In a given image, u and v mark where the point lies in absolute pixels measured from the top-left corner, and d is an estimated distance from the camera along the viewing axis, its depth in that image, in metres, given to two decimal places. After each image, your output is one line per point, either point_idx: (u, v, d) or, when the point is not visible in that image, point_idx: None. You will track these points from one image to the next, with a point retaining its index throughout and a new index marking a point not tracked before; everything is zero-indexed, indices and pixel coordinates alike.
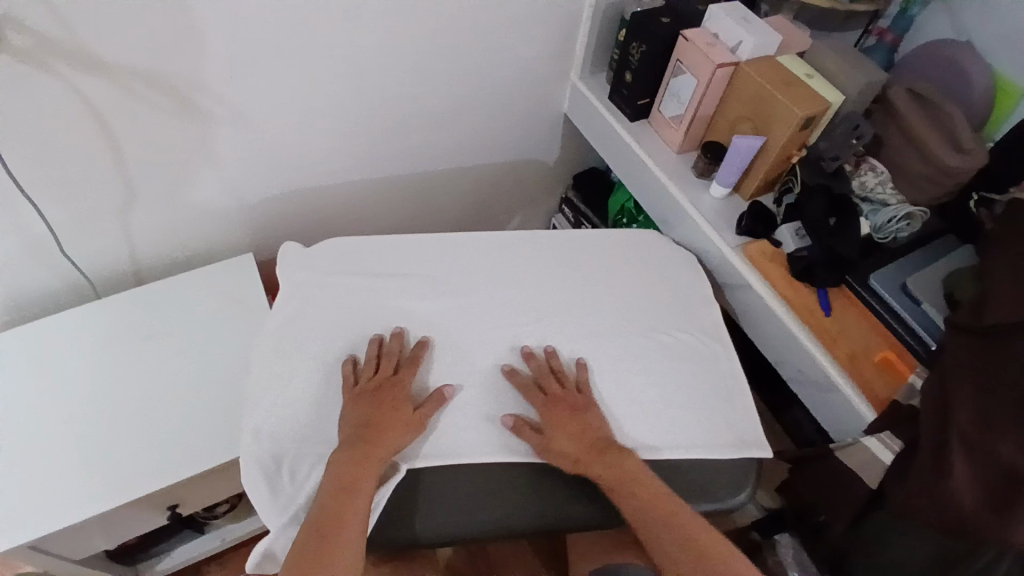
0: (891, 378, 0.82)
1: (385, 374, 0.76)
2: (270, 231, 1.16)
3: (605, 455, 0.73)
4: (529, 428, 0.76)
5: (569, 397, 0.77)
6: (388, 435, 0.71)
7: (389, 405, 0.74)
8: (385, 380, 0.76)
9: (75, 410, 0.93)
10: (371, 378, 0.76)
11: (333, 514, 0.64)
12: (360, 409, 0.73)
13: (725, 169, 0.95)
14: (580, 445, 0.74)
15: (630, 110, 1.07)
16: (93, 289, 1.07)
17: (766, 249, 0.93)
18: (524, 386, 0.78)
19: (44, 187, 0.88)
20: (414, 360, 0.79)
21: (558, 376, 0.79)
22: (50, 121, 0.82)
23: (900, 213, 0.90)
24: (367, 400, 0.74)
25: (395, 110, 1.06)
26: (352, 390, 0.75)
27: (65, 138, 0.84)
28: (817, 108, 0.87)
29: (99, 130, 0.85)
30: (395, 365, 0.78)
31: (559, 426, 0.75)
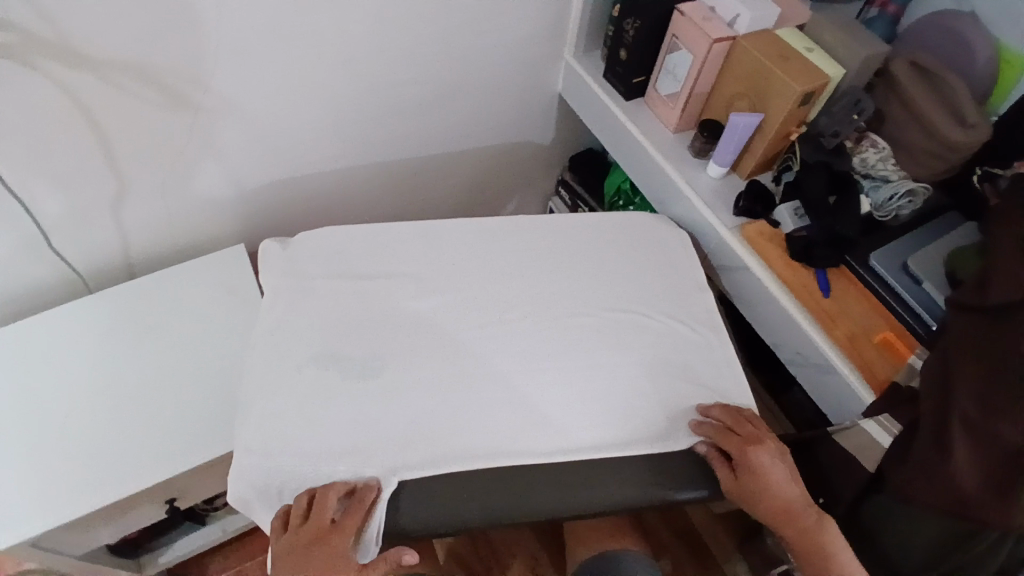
0: (891, 357, 0.81)
1: (315, 530, 0.68)
2: (263, 222, 1.14)
3: (805, 512, 0.73)
4: (723, 468, 0.75)
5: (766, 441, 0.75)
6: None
7: (324, 564, 0.68)
8: (319, 534, 0.68)
9: (71, 407, 0.92)
10: (304, 524, 0.69)
11: None
12: (289, 562, 0.68)
13: (722, 147, 0.93)
14: (776, 499, 0.73)
15: (625, 89, 1.04)
16: (85, 284, 1.06)
17: (765, 230, 0.90)
18: (719, 430, 0.76)
19: (30, 181, 0.87)
20: (358, 503, 0.69)
21: (743, 420, 0.78)
22: (30, 114, 0.80)
23: (901, 190, 0.89)
24: (296, 551, 0.68)
25: (384, 95, 1.04)
26: (283, 539, 0.69)
27: (48, 133, 0.83)
28: (816, 83, 0.85)
29: (83, 122, 0.84)
30: (333, 514, 0.69)
31: (762, 477, 0.73)
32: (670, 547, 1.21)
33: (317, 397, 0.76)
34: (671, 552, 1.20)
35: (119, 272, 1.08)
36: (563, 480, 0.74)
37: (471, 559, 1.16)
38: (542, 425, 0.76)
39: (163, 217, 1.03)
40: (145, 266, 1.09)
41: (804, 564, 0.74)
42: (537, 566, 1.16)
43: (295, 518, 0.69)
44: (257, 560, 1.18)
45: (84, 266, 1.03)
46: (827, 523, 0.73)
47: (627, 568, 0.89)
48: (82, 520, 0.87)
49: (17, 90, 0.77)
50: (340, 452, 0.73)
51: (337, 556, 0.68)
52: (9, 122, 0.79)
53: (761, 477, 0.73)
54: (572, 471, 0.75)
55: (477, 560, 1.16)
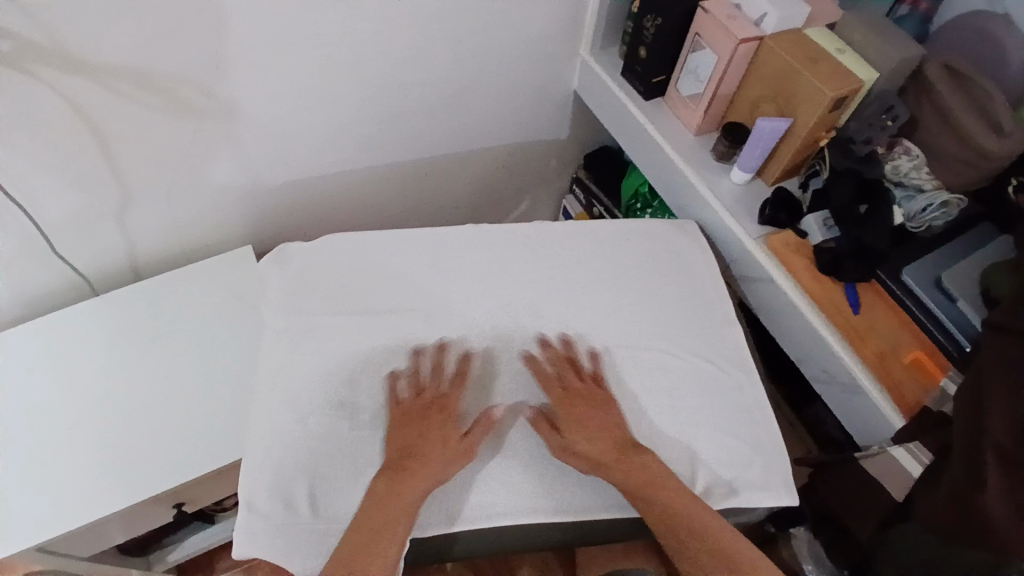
0: (923, 378, 0.77)
1: (426, 399, 0.75)
2: (271, 224, 1.12)
3: (627, 452, 0.72)
4: (547, 425, 0.74)
5: (587, 392, 0.77)
6: (427, 459, 0.70)
7: (435, 433, 0.72)
8: (426, 404, 0.74)
9: (79, 415, 0.91)
10: (416, 397, 0.75)
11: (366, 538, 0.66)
12: (401, 432, 0.72)
13: (748, 153, 0.88)
14: (602, 444, 0.72)
15: (644, 88, 1.00)
16: (91, 288, 1.04)
17: (791, 240, 0.86)
18: (543, 377, 0.77)
19: (32, 187, 0.85)
20: (460, 378, 0.77)
21: (578, 371, 0.78)
22: (32, 121, 0.78)
23: (936, 200, 0.84)
24: (408, 421, 0.73)
25: (392, 94, 1.00)
26: (395, 409, 0.75)
27: (49, 139, 0.81)
28: (849, 88, 0.80)
29: (86, 128, 0.82)
30: (440, 387, 0.76)
31: (576, 420, 0.74)
32: None
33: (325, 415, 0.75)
34: None
35: (125, 275, 1.06)
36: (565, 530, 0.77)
37: (481, 566, 1.15)
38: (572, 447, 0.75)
39: (169, 220, 1.00)
40: (152, 269, 1.08)
41: (665, 527, 0.70)
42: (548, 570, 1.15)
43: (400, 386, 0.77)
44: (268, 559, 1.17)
45: (90, 270, 1.01)
46: (652, 465, 0.71)
47: None
48: (91, 527, 0.86)
49: (18, 96, 0.75)
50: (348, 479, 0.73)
51: (447, 420, 0.73)
52: (10, 129, 0.77)
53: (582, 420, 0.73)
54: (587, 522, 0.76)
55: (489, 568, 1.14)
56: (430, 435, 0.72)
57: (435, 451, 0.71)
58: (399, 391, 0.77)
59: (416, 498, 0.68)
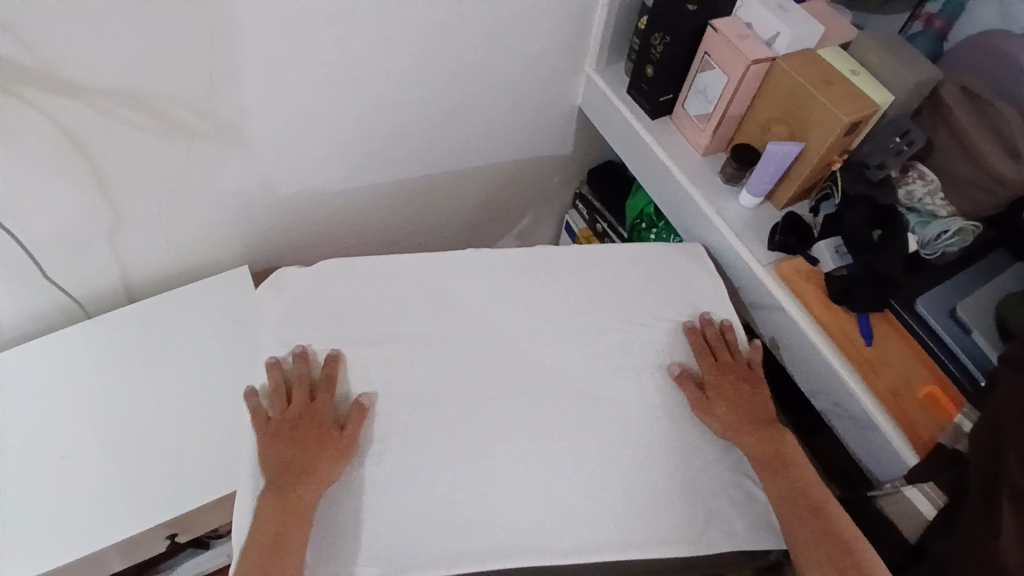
0: (935, 414, 0.75)
1: (296, 406, 0.75)
2: (268, 243, 1.09)
3: (767, 424, 0.77)
4: (692, 383, 0.79)
5: (738, 366, 0.81)
6: (314, 464, 0.70)
7: (313, 437, 0.72)
8: (299, 410, 0.74)
9: (72, 443, 0.90)
10: (288, 405, 0.75)
11: (271, 543, 0.66)
12: (278, 451, 0.72)
13: (758, 177, 0.86)
14: (736, 410, 0.77)
15: (651, 107, 0.97)
16: (85, 310, 1.02)
17: (802, 267, 0.84)
18: (697, 346, 0.82)
19: (23, 212, 0.83)
20: (329, 377, 0.77)
21: (731, 348, 0.83)
22: (21, 146, 0.76)
23: (952, 227, 0.82)
24: (284, 432, 0.73)
25: (391, 113, 0.98)
26: (264, 425, 0.74)
27: (40, 164, 0.79)
28: (863, 112, 0.78)
29: (76, 152, 0.80)
30: (310, 390, 0.76)
31: (724, 389, 0.78)
32: None
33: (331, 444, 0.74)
34: None
35: (119, 296, 1.04)
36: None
37: None
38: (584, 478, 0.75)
39: (163, 241, 0.98)
40: (147, 290, 1.06)
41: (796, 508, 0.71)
42: None
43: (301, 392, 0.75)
44: None
45: (82, 292, 0.99)
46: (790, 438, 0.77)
47: None
48: (86, 559, 0.85)
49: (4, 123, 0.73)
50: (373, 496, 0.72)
51: (309, 419, 0.74)
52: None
53: (730, 385, 0.79)
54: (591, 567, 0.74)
55: None
56: (278, 440, 0.72)
57: (325, 456, 0.71)
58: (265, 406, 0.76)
59: (305, 501, 0.68)
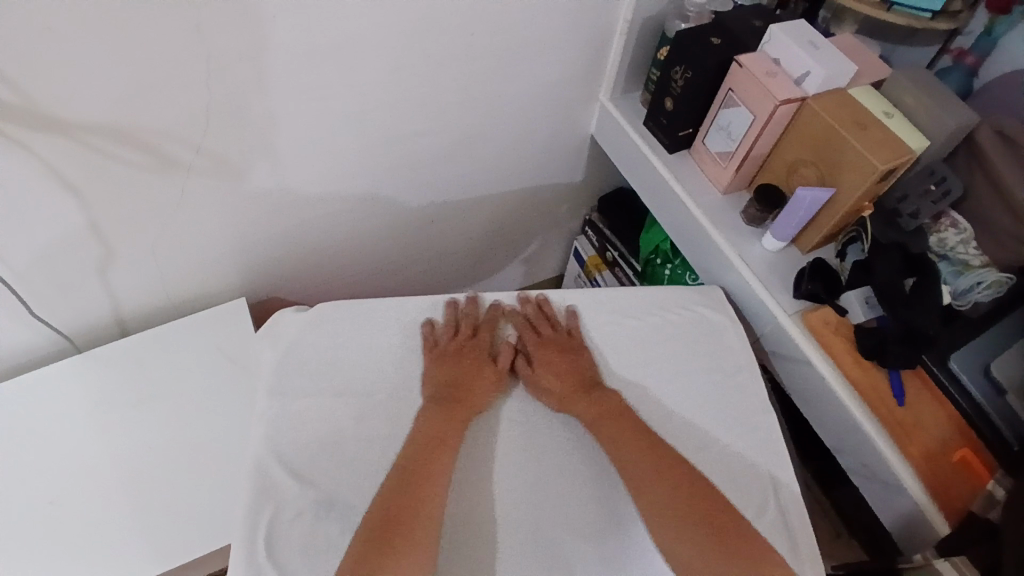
0: (969, 480, 0.72)
1: (482, 338, 0.83)
2: (268, 274, 1.05)
3: (589, 390, 0.78)
4: (519, 357, 0.82)
5: (557, 338, 0.83)
6: (474, 383, 0.78)
7: (472, 365, 0.80)
8: (465, 341, 0.82)
9: (58, 491, 0.85)
10: (460, 338, 0.82)
11: (413, 475, 0.69)
12: (445, 370, 0.79)
13: (784, 221, 0.82)
14: (565, 379, 0.79)
15: (669, 141, 0.93)
16: (73, 344, 0.97)
17: (830, 317, 0.80)
18: (518, 325, 0.85)
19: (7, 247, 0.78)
20: (547, 317, 0.85)
21: (550, 320, 0.85)
22: (5, 182, 0.71)
23: (985, 280, 0.78)
24: (450, 360, 0.80)
25: (397, 143, 0.93)
26: (437, 349, 0.81)
27: (25, 199, 0.74)
28: (899, 160, 0.73)
29: (64, 188, 0.75)
30: (473, 326, 0.84)
31: (549, 362, 0.81)
32: None
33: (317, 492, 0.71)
34: None
35: (110, 329, 0.99)
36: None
37: None
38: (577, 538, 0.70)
39: (156, 274, 0.93)
40: (139, 322, 1.01)
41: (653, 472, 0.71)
42: None
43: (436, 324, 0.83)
44: None
45: (70, 327, 0.94)
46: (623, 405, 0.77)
47: None
48: None
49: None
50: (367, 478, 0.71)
51: (467, 349, 0.81)
52: None
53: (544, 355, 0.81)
54: None
55: None
56: (487, 370, 0.80)
57: (487, 379, 0.79)
58: (435, 334, 0.83)
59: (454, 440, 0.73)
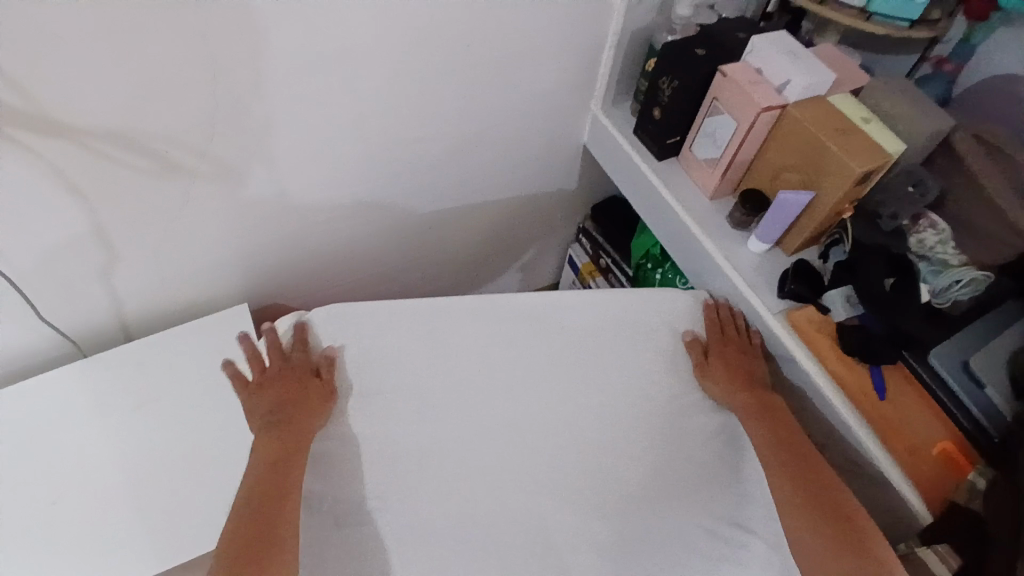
0: (952, 473, 0.74)
1: (304, 360, 0.82)
2: (267, 280, 1.07)
3: (759, 389, 0.83)
4: (699, 349, 0.87)
5: (741, 341, 0.87)
6: (306, 405, 0.78)
7: (293, 390, 0.80)
8: (284, 369, 0.81)
9: (60, 491, 0.86)
10: (280, 365, 0.82)
11: (261, 519, 0.70)
12: (268, 403, 0.81)
13: (768, 223, 0.85)
14: (733, 375, 0.84)
15: (658, 149, 0.96)
16: (76, 348, 0.99)
17: (814, 316, 0.83)
18: (709, 321, 0.89)
19: (14, 251, 0.80)
20: (300, 340, 0.82)
21: (739, 325, 0.88)
22: (14, 187, 0.74)
23: (965, 278, 0.80)
24: (274, 392, 0.81)
25: (395, 151, 0.96)
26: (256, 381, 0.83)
27: (34, 204, 0.77)
28: (877, 163, 0.77)
29: (70, 194, 0.78)
30: (281, 352, 0.83)
31: (297, 373, 0.81)
32: None
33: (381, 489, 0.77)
34: None
35: (113, 334, 1.01)
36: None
37: None
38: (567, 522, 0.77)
39: (158, 279, 0.96)
40: (142, 327, 1.03)
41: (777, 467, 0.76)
42: None
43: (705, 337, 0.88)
44: None
45: (75, 331, 0.96)
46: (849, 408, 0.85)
47: None
48: None
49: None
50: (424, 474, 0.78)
51: (297, 372, 0.81)
52: None
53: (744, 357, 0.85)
54: None
55: None
56: (287, 392, 0.79)
57: (307, 405, 0.78)
58: (260, 364, 0.84)
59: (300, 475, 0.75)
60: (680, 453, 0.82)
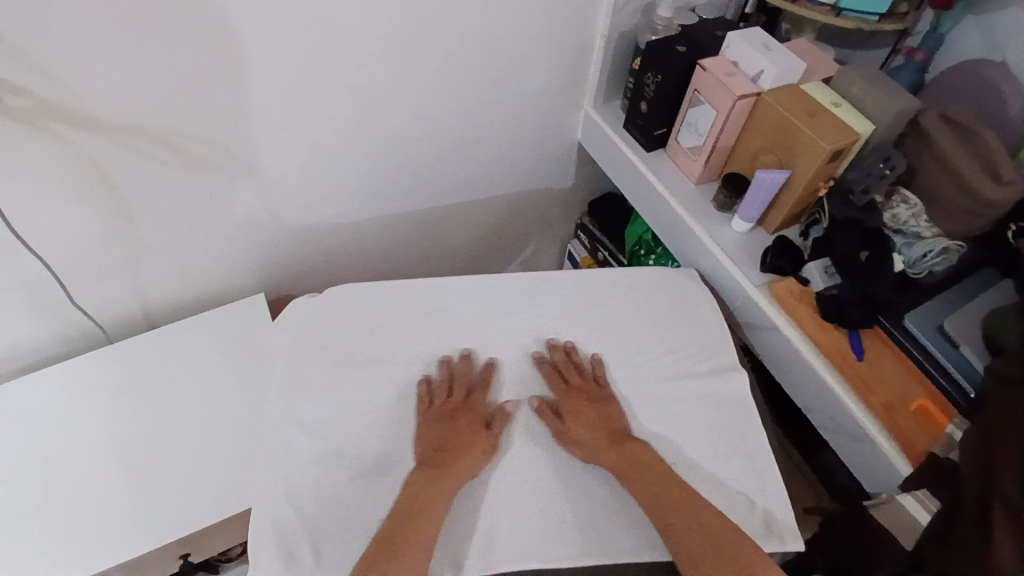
0: (929, 428, 0.78)
1: (476, 404, 0.82)
2: (283, 272, 1.14)
3: (621, 442, 0.78)
4: (549, 410, 0.82)
5: (589, 388, 0.83)
6: (466, 446, 0.77)
7: (467, 429, 0.79)
8: (456, 402, 0.81)
9: (88, 462, 0.92)
10: (447, 399, 0.82)
11: (396, 535, 0.69)
12: (435, 433, 0.79)
13: (748, 203, 0.91)
14: (596, 433, 0.79)
15: (645, 140, 1.03)
16: (104, 334, 1.06)
17: (794, 288, 0.89)
18: (548, 375, 0.84)
19: (53, 239, 0.88)
20: (485, 381, 0.84)
21: (579, 368, 0.85)
22: (54, 176, 0.82)
23: (936, 247, 0.87)
24: (444, 422, 0.80)
25: (400, 147, 1.04)
26: (429, 409, 0.81)
27: (71, 193, 0.85)
28: (845, 141, 0.83)
29: (102, 184, 0.85)
30: (467, 388, 0.83)
31: (460, 420, 0.80)
32: None
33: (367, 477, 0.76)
34: None
35: (137, 322, 1.08)
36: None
37: None
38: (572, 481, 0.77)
39: (181, 269, 1.03)
40: (163, 316, 1.10)
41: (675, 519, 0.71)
42: None
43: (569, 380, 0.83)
44: None
45: (103, 317, 1.03)
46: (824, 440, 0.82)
47: None
48: None
49: (37, 155, 0.79)
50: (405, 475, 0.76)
51: (465, 410, 0.81)
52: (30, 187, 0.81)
53: (586, 406, 0.81)
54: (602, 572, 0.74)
55: None
56: (465, 430, 0.79)
57: (468, 440, 0.78)
58: (431, 392, 0.82)
59: (443, 505, 0.72)
60: (616, 512, 0.76)
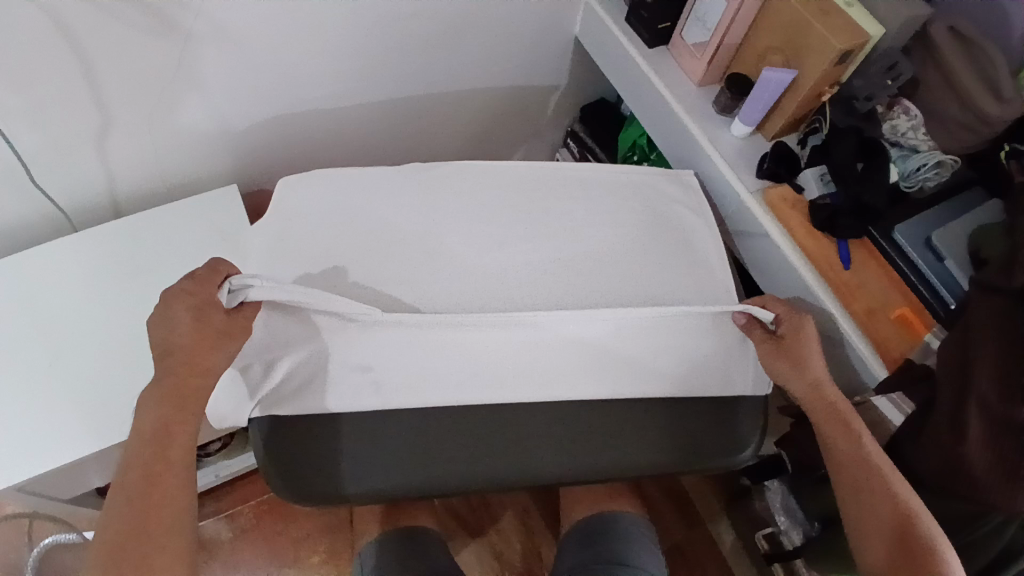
0: (907, 335, 0.79)
1: (235, 328, 0.71)
2: (263, 161, 1.09)
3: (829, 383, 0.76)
4: (763, 332, 0.79)
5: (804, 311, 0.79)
6: (205, 361, 0.69)
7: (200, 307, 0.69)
8: (198, 301, 0.69)
9: (60, 351, 0.88)
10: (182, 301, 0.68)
11: (147, 454, 0.66)
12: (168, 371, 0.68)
13: (751, 105, 0.88)
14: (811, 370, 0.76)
15: (648, 35, 0.98)
16: (69, 222, 0.99)
17: (788, 196, 0.88)
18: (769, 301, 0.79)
19: (14, 113, 0.79)
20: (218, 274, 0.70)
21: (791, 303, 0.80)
22: (13, 36, 0.72)
23: (931, 160, 0.85)
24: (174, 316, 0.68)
25: (392, 30, 0.97)
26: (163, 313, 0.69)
27: (34, 60, 0.75)
28: (857, 41, 0.80)
29: (68, 50, 0.76)
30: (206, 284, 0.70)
31: (189, 297, 0.68)
32: (659, 505, 1.23)
33: (363, 340, 0.74)
34: (657, 508, 1.22)
35: (105, 209, 1.02)
36: (553, 461, 0.76)
37: (464, 511, 1.20)
38: (567, 372, 0.76)
39: (150, 151, 0.95)
40: (133, 206, 1.04)
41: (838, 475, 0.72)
42: (528, 517, 1.20)
43: (755, 332, 0.79)
44: (251, 503, 1.16)
45: (69, 205, 0.97)
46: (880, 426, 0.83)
47: (622, 532, 0.90)
48: (67, 468, 0.84)
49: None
50: (401, 353, 0.74)
51: (232, 335, 0.70)
52: None
53: (803, 338, 0.76)
54: (587, 447, 0.77)
55: (471, 512, 1.20)
56: (204, 338, 0.69)
57: (209, 348, 0.69)
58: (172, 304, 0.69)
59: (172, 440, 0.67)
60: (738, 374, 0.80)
